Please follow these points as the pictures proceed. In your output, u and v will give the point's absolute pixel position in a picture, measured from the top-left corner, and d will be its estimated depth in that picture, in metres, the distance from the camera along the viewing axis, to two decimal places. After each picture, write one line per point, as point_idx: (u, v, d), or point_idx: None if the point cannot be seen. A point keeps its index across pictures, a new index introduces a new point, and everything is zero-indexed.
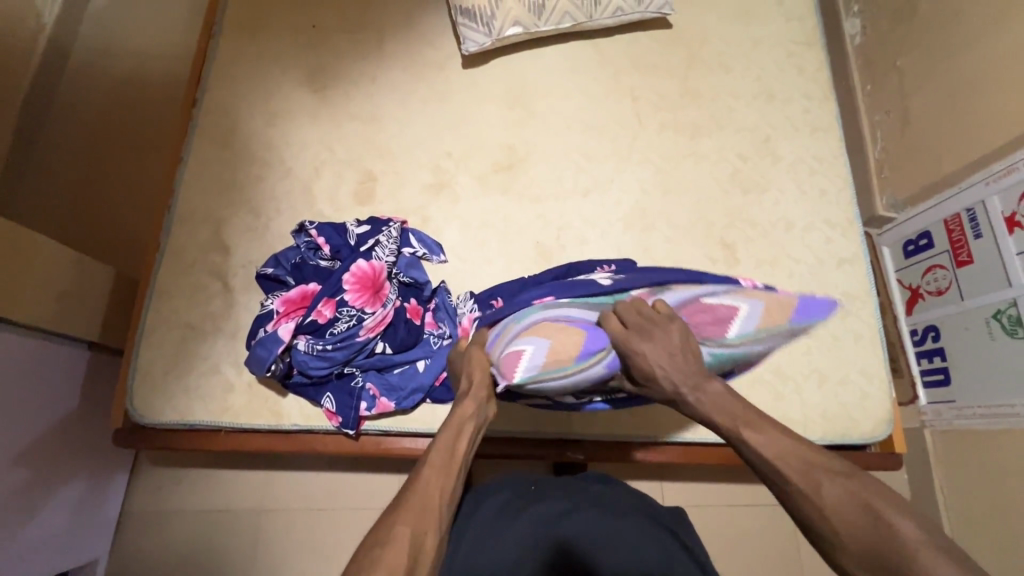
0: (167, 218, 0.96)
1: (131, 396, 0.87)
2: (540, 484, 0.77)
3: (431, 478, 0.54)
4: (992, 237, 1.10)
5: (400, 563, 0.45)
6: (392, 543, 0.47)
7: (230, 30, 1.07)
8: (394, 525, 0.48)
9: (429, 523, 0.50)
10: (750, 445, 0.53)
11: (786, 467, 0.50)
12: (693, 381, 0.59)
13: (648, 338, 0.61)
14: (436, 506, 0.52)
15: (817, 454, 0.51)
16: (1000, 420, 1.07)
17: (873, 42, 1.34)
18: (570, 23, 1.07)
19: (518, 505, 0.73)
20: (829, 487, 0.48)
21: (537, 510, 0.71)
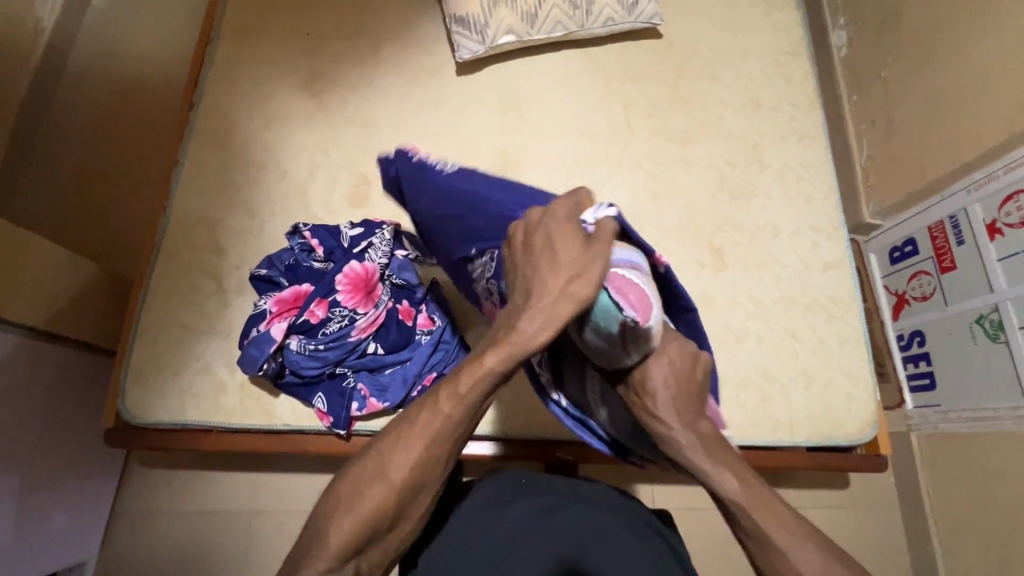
0: (162, 219, 0.97)
1: (124, 395, 0.87)
2: (531, 479, 0.73)
3: (449, 420, 0.46)
4: (974, 243, 1.12)
5: (360, 520, 0.44)
6: (379, 484, 0.45)
7: (228, 35, 1.08)
8: (389, 472, 0.45)
9: (428, 479, 0.46)
10: (744, 511, 0.47)
11: (766, 526, 0.46)
12: (699, 434, 0.52)
13: (656, 361, 0.54)
14: (417, 472, 0.46)
15: (803, 526, 0.46)
16: (983, 423, 1.09)
17: (858, 53, 1.37)
18: (561, 31, 1.09)
19: (506, 499, 0.70)
20: (813, 572, 0.44)
21: (527, 505, 0.69)
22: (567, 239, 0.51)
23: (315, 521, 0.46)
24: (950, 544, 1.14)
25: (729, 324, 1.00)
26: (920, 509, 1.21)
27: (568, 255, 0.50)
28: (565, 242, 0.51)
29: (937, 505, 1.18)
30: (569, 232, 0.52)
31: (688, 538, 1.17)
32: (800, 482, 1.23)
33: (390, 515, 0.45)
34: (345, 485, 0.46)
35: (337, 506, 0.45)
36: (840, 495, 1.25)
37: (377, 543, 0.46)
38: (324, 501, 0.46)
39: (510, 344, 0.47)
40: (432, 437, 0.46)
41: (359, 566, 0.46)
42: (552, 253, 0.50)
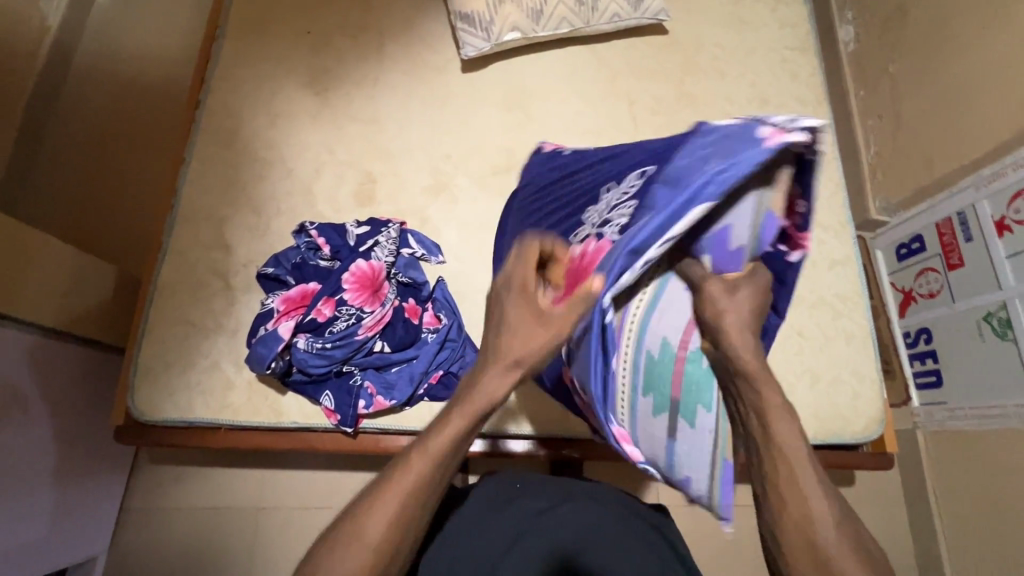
0: (169, 218, 0.97)
1: (134, 392, 0.88)
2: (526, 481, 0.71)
3: (418, 476, 0.47)
4: (982, 240, 1.11)
5: None
6: (358, 553, 0.45)
7: (233, 33, 1.09)
8: (366, 537, 0.45)
9: (403, 538, 0.47)
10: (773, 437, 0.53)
11: (781, 445, 0.53)
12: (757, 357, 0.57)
13: (746, 281, 0.60)
14: (387, 532, 0.46)
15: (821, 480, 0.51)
16: (990, 421, 1.08)
17: (865, 48, 1.36)
18: (566, 28, 1.09)
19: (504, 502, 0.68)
20: (812, 494, 0.50)
21: (526, 505, 0.67)
22: (523, 303, 0.50)
23: None
24: (956, 541, 1.14)
25: None
26: (926, 506, 1.21)
27: (517, 321, 0.50)
28: (515, 307, 0.51)
29: (944, 503, 1.17)
30: (518, 294, 0.51)
31: (693, 534, 1.18)
32: None
33: None
34: (323, 552, 0.45)
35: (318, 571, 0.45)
36: (845, 492, 1.25)
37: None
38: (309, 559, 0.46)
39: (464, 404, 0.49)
40: (402, 495, 0.46)
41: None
42: (507, 315, 0.51)
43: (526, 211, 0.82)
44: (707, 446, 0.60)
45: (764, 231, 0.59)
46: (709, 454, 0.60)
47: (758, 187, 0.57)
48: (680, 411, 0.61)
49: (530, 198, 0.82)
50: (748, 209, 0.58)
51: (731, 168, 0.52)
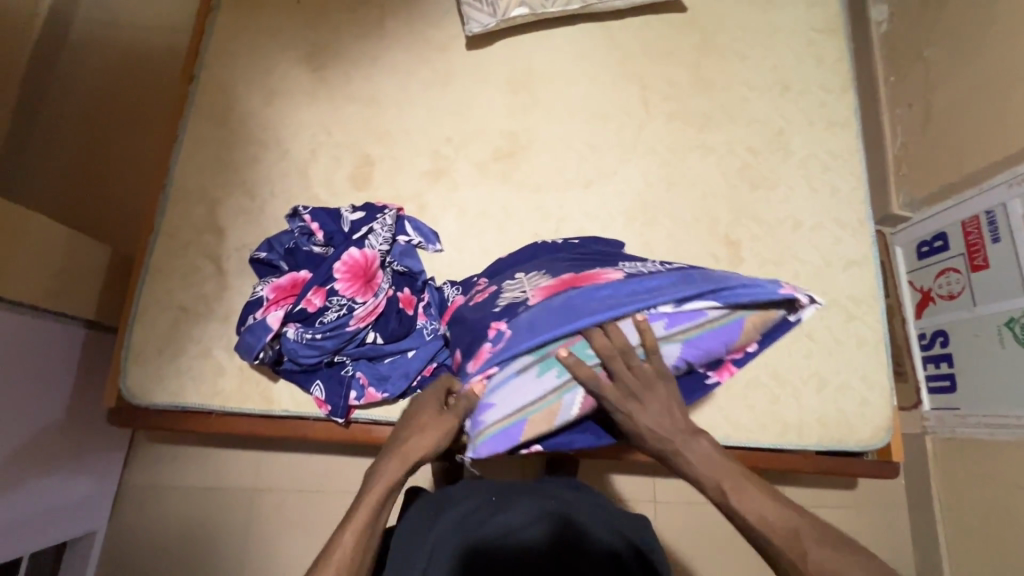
0: (162, 198, 0.95)
1: (125, 375, 0.87)
2: (502, 496, 0.73)
3: (350, 546, 0.54)
4: (1011, 242, 1.05)
5: None
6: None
7: (229, 4, 1.04)
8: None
9: None
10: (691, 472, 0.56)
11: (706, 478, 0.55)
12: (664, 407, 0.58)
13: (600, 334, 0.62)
14: None
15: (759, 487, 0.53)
16: (1003, 431, 1.04)
17: (899, 31, 1.28)
18: (577, 4, 1.03)
19: (480, 518, 0.68)
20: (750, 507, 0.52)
21: (505, 517, 0.68)
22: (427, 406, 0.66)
23: None
24: (958, 550, 1.12)
25: None
26: (929, 512, 1.18)
27: (424, 416, 0.64)
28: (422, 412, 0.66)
29: (949, 511, 1.14)
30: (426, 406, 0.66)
31: (688, 531, 1.17)
32: (804, 480, 1.21)
33: None
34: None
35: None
36: (846, 494, 1.23)
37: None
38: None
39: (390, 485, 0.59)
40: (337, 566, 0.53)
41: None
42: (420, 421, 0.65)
43: (543, 254, 0.84)
44: (532, 393, 0.64)
45: (715, 344, 0.66)
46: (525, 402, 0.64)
47: (746, 311, 0.66)
48: (541, 360, 0.64)
49: (573, 249, 0.83)
50: (716, 327, 0.66)
51: (748, 290, 0.64)
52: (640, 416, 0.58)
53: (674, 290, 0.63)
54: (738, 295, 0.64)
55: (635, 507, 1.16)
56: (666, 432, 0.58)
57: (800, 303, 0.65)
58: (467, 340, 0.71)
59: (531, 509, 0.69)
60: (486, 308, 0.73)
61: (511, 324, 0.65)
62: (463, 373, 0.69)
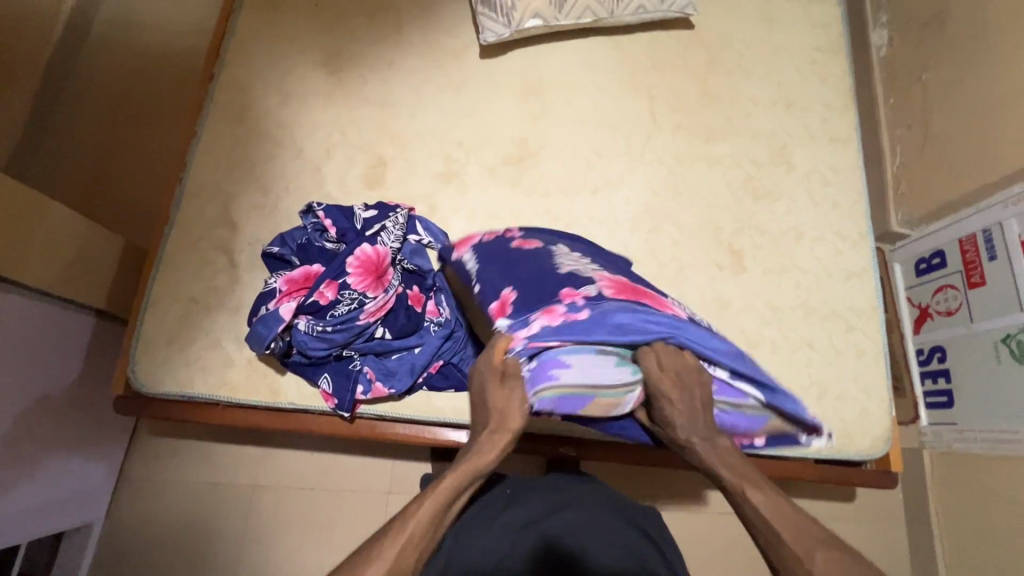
0: (178, 192, 0.97)
1: (134, 364, 0.88)
2: (515, 488, 0.77)
3: (422, 527, 0.49)
4: (1007, 260, 1.08)
5: None
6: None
7: (251, 8, 1.07)
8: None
9: None
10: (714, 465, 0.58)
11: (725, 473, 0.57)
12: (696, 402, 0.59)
13: (666, 355, 0.59)
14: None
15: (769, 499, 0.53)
16: (999, 447, 1.05)
17: (899, 54, 1.32)
18: (589, 18, 1.06)
19: (492, 515, 0.72)
20: (762, 506, 0.52)
21: (514, 514, 0.72)
22: (489, 381, 0.58)
23: None
24: (955, 565, 1.12)
25: (743, 329, 0.97)
26: (926, 526, 1.19)
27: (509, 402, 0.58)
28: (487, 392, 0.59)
29: (945, 526, 1.15)
30: (490, 381, 0.58)
31: (688, 539, 1.17)
32: (803, 491, 1.22)
33: None
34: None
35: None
36: (845, 507, 1.23)
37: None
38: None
39: (469, 464, 0.55)
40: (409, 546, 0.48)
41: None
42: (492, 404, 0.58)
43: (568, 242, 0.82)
44: (605, 376, 0.61)
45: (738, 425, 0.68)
46: (598, 384, 0.61)
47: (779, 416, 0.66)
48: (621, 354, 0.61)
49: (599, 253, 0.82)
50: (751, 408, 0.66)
51: (795, 406, 0.63)
52: (671, 407, 0.59)
53: (745, 368, 0.61)
54: (787, 404, 0.63)
55: None
56: (695, 425, 0.59)
57: (821, 433, 0.66)
58: (528, 289, 0.65)
59: (541, 505, 0.74)
60: (548, 274, 0.67)
61: (593, 308, 0.58)
62: (522, 318, 0.60)
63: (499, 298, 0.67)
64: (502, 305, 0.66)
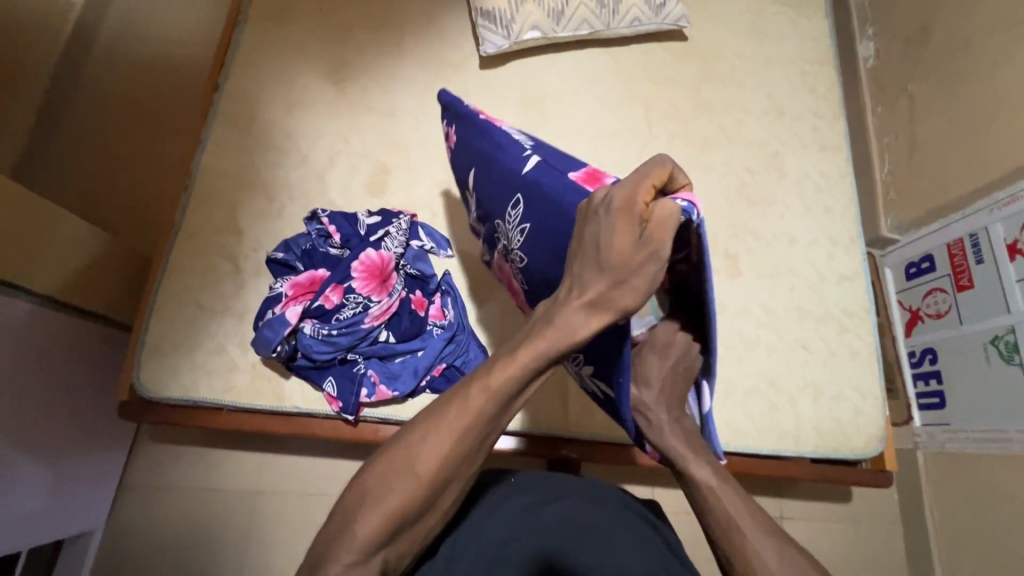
0: (183, 200, 0.98)
1: (139, 369, 0.89)
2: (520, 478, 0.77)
3: (477, 415, 0.47)
4: (994, 263, 1.11)
5: (396, 488, 0.46)
6: (407, 477, 0.46)
7: (255, 19, 1.10)
8: (420, 467, 0.46)
9: (457, 471, 0.48)
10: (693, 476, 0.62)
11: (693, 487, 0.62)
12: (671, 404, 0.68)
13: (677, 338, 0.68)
14: (441, 445, 0.46)
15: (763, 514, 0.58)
16: (990, 446, 1.08)
17: (885, 65, 1.36)
18: (586, 30, 1.09)
19: (499, 501, 0.73)
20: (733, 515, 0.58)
21: (519, 501, 0.73)
22: (624, 225, 0.48)
23: (352, 491, 0.47)
24: (949, 564, 1.14)
25: (740, 332, 0.99)
26: (921, 526, 1.20)
27: (618, 251, 0.48)
28: (615, 237, 0.48)
29: (939, 524, 1.17)
30: (623, 224, 0.47)
31: (686, 540, 1.18)
32: (801, 492, 1.23)
33: (415, 508, 0.47)
34: (372, 479, 0.47)
35: (367, 496, 0.46)
36: (842, 508, 1.25)
37: (409, 535, 0.48)
38: (353, 491, 0.47)
39: (549, 336, 0.48)
40: (462, 430, 0.47)
41: (385, 558, 0.47)
42: (609, 263, 0.48)
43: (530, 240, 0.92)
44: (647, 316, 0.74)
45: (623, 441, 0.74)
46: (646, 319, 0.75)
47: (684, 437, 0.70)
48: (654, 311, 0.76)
49: None
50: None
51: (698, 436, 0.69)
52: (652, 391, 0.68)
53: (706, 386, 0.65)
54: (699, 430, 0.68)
55: None
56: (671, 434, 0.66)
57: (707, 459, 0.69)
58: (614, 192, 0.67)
59: (545, 491, 0.75)
60: None
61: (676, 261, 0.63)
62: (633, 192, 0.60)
63: (584, 172, 0.63)
64: (595, 178, 0.62)
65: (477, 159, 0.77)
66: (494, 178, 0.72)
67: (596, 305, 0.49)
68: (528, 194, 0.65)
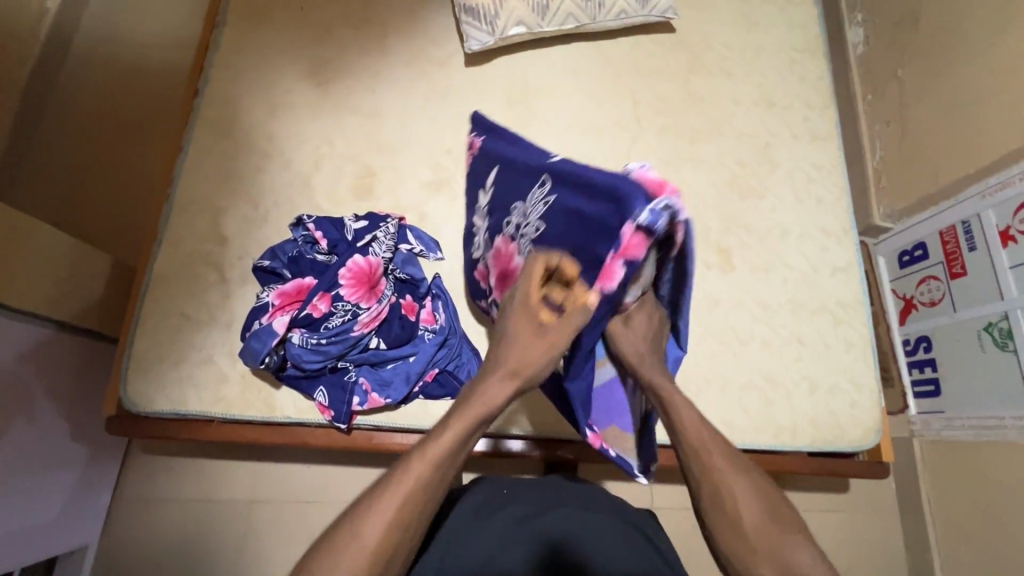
0: (166, 208, 0.96)
1: (126, 383, 0.87)
2: (512, 489, 0.75)
3: (420, 481, 0.50)
4: (986, 251, 1.10)
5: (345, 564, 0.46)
6: (356, 553, 0.47)
7: (234, 21, 1.07)
8: (367, 542, 0.47)
9: (400, 543, 0.49)
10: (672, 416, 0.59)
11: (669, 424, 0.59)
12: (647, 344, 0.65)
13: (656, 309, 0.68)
14: (386, 515, 0.48)
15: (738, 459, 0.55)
16: (985, 433, 1.08)
17: (875, 52, 1.35)
18: (572, 24, 1.07)
19: (491, 511, 0.72)
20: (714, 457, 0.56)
21: (511, 513, 0.72)
22: (524, 320, 0.60)
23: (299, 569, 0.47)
24: (947, 551, 1.15)
25: (734, 327, 0.98)
26: (918, 514, 1.21)
27: (521, 338, 0.58)
28: (518, 328, 0.59)
29: (936, 512, 1.18)
30: (524, 319, 0.60)
31: (686, 536, 1.18)
32: (799, 484, 1.23)
33: None
34: (320, 557, 0.47)
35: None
36: (839, 498, 1.25)
37: None
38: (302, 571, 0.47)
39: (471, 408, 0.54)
40: (406, 497, 0.49)
41: None
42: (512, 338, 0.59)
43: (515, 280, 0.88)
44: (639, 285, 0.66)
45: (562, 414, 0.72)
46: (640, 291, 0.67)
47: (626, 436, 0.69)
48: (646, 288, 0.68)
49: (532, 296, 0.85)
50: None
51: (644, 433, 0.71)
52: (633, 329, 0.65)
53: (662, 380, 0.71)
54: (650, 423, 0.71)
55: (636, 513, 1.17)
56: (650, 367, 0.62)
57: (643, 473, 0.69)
58: None
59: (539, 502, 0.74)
60: None
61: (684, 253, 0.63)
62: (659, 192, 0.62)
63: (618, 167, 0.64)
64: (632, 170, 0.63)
65: (501, 156, 0.75)
66: (517, 169, 0.70)
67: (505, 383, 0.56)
68: (558, 171, 0.62)
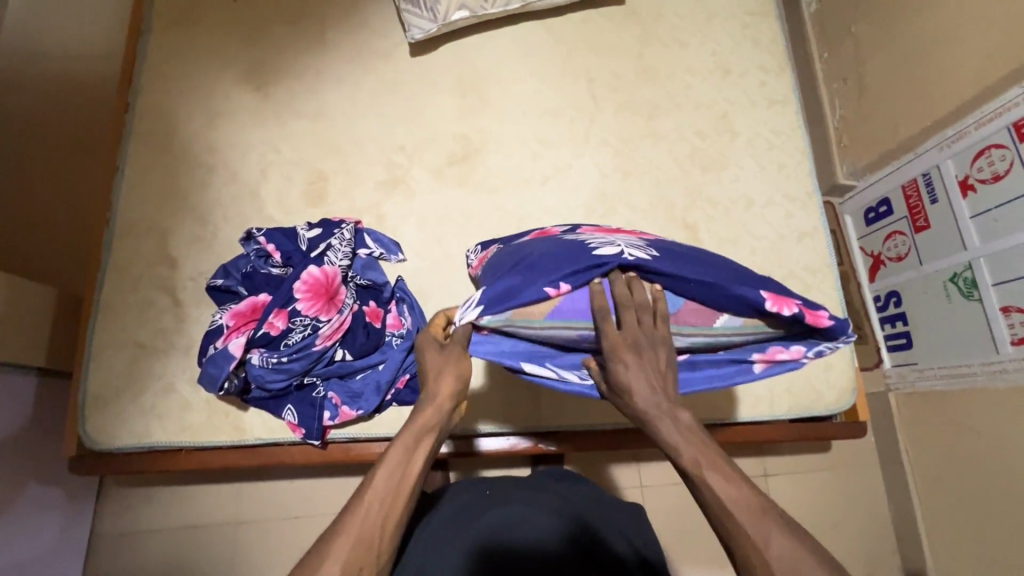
0: (106, 233, 0.91)
1: (84, 421, 0.84)
2: (497, 490, 0.79)
3: (374, 508, 0.48)
4: (947, 201, 1.11)
5: None
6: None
7: (160, 27, 1.01)
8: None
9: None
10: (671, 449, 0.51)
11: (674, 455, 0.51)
12: (646, 363, 0.53)
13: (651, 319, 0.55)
14: (351, 544, 0.46)
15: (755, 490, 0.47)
16: (958, 381, 1.10)
17: (828, 8, 1.33)
18: (517, 4, 1.03)
19: (472, 515, 0.74)
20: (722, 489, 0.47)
21: (495, 515, 0.74)
22: (433, 342, 0.60)
23: None
24: (928, 498, 1.18)
25: None
26: (898, 465, 1.24)
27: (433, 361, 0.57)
28: (429, 348, 0.59)
29: (915, 462, 1.20)
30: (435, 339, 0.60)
31: (678, 510, 1.20)
32: (783, 448, 1.26)
33: None
34: None
35: None
36: (823, 457, 1.27)
37: None
38: None
39: (408, 432, 0.53)
40: (370, 524, 0.48)
41: None
42: (425, 369, 0.57)
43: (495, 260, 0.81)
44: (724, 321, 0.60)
45: (553, 259, 0.60)
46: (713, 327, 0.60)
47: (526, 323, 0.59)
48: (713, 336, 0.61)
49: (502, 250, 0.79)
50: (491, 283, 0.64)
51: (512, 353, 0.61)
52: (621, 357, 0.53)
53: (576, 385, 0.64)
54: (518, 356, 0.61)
55: (625, 495, 1.19)
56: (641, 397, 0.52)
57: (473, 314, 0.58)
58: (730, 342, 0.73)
59: (521, 507, 0.75)
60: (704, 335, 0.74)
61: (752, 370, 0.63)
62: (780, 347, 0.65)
63: None
64: None
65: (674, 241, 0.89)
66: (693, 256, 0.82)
67: (430, 395, 0.55)
68: None
